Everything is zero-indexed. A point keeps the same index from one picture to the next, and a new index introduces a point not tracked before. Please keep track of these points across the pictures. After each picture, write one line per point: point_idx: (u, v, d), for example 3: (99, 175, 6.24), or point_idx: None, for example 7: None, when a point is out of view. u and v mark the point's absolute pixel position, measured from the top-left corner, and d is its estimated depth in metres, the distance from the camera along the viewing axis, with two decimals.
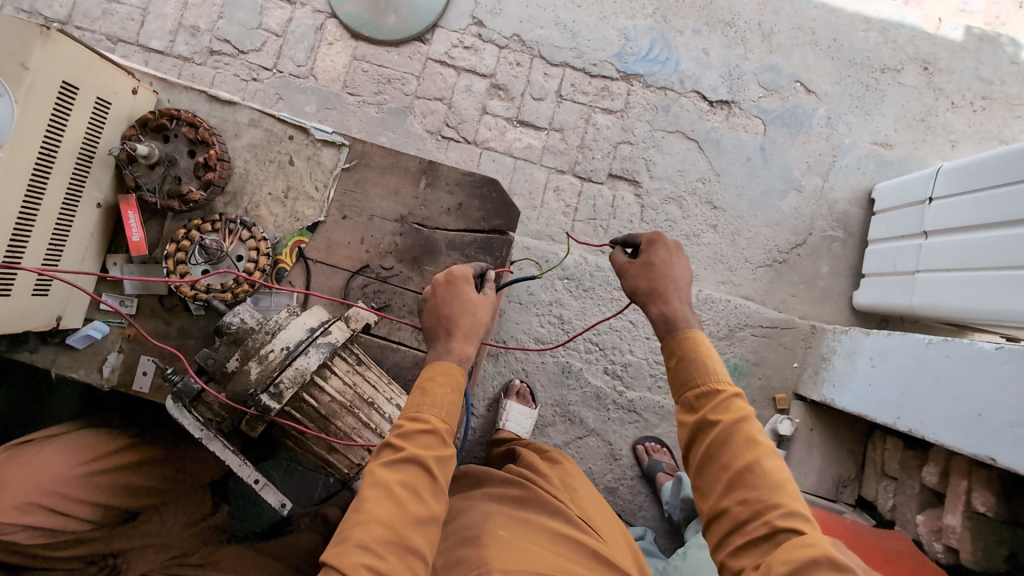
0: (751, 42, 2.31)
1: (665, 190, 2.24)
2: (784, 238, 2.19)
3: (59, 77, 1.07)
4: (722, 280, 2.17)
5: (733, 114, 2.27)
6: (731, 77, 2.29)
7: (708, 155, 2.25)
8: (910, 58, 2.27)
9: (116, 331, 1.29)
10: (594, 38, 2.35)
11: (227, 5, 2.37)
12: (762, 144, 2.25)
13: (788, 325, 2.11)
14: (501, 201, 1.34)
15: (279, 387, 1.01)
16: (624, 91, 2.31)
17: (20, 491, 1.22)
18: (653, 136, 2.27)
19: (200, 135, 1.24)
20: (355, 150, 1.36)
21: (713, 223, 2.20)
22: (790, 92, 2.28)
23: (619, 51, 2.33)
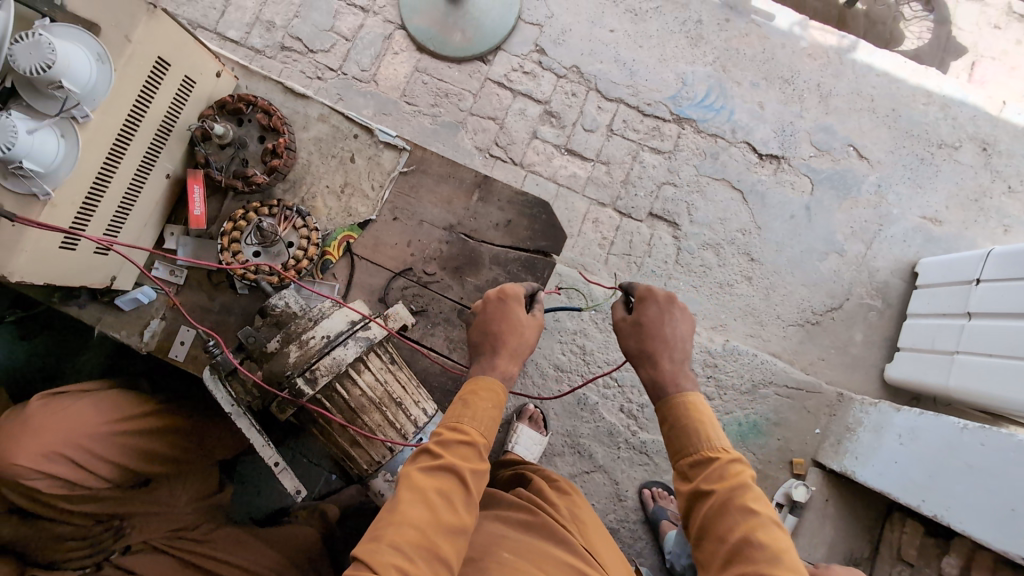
0: (808, 101, 2.32)
1: (704, 236, 2.23)
2: (819, 300, 2.16)
3: (155, 53, 1.13)
4: (751, 333, 2.14)
5: (781, 170, 2.27)
6: (784, 133, 2.30)
7: (751, 207, 2.25)
8: (969, 137, 2.25)
9: (161, 298, 1.34)
10: (652, 78, 2.39)
11: (303, 6, 2.49)
12: (808, 203, 2.24)
13: (815, 389, 2.05)
14: (550, 223, 1.35)
15: (314, 373, 1.03)
16: (674, 134, 2.34)
17: (51, 440, 1.25)
18: (698, 181, 2.28)
19: (273, 123, 1.29)
20: (414, 155, 1.38)
21: (748, 274, 2.19)
22: (842, 155, 2.27)
23: (675, 94, 2.37)
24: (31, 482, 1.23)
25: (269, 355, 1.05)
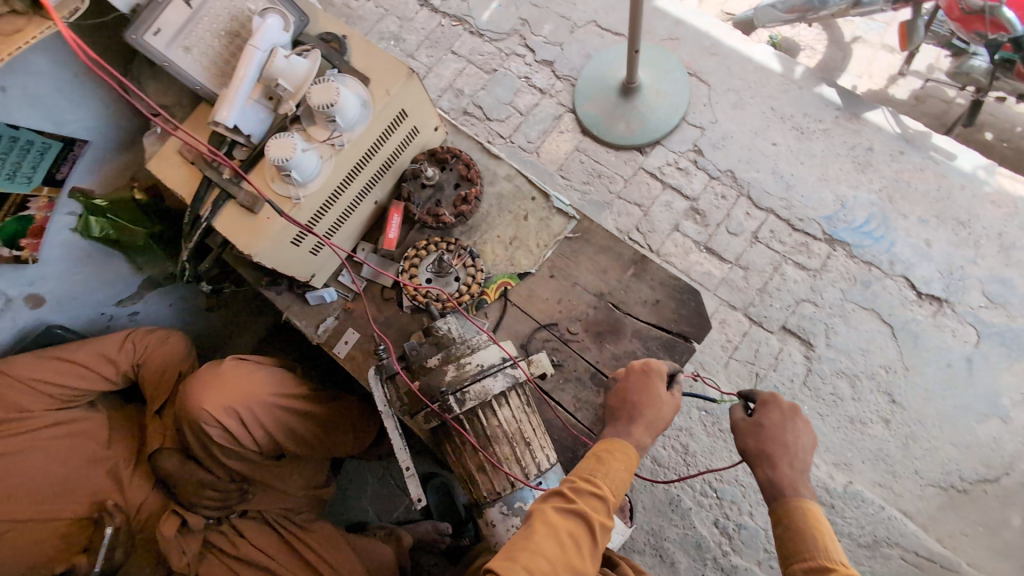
0: (985, 249, 2.17)
1: (840, 364, 2.12)
2: (970, 467, 1.92)
3: (402, 105, 1.35)
4: (879, 481, 1.95)
5: (942, 313, 2.12)
6: (951, 276, 2.16)
7: (900, 346, 2.09)
8: None
9: (340, 301, 1.54)
10: (808, 196, 2.39)
11: (491, 81, 2.87)
12: (970, 355, 2.04)
13: (949, 566, 1.81)
14: (698, 311, 1.39)
15: (464, 395, 1.14)
16: (824, 252, 2.29)
17: (235, 397, 1.45)
18: (842, 306, 2.19)
19: (471, 175, 1.49)
20: (580, 223, 1.50)
21: (887, 417, 2.01)
22: (1019, 313, 2.07)
23: (831, 215, 2.34)
24: (207, 429, 1.44)
25: (427, 369, 1.19)
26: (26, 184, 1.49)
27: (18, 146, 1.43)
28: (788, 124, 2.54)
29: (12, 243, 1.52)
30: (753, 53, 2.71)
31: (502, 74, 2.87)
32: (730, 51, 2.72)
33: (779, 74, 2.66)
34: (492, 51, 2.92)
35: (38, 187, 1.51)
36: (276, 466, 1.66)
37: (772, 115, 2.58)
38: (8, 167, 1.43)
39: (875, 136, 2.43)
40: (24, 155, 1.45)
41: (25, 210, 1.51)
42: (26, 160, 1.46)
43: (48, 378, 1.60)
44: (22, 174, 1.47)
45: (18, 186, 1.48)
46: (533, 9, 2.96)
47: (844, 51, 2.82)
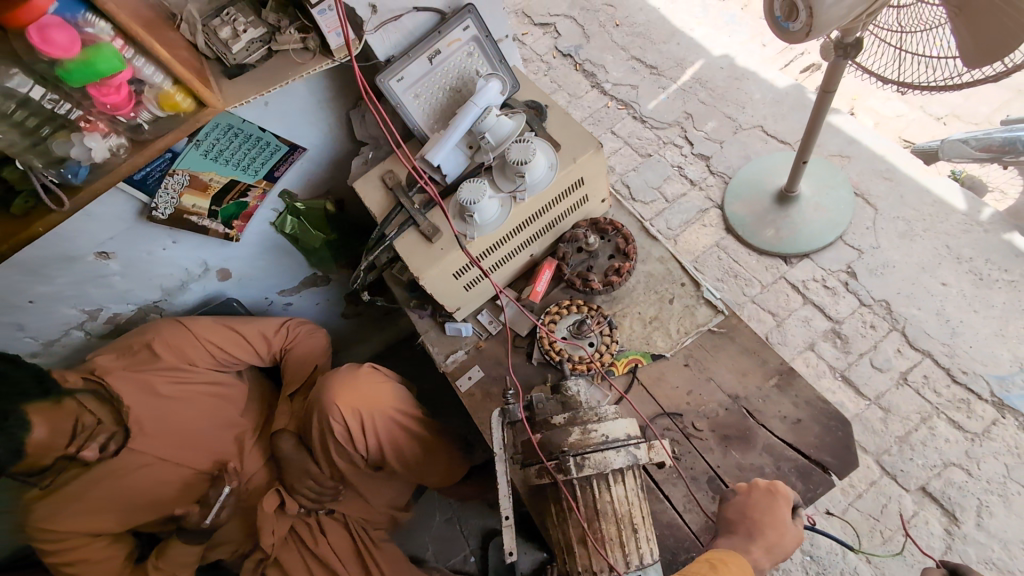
0: None
1: (987, 550, 1.97)
2: None
3: (583, 173, 1.45)
4: None
5: None
6: None
7: None
8: None
9: (473, 337, 1.62)
10: (980, 350, 2.23)
11: (643, 164, 2.98)
12: None
13: None
14: (843, 443, 1.28)
15: (584, 461, 1.12)
16: (989, 417, 2.14)
17: (365, 404, 1.54)
18: (1003, 485, 2.04)
19: (628, 249, 1.54)
20: (727, 319, 1.47)
21: None
22: None
23: (1004, 376, 2.17)
24: (333, 424, 1.53)
25: (552, 425, 1.20)
26: (252, 175, 1.73)
27: (258, 143, 1.68)
28: (963, 266, 2.36)
29: (226, 222, 1.78)
30: (934, 185, 2.54)
31: (656, 160, 2.97)
32: (907, 178, 2.58)
33: (961, 212, 2.47)
34: (651, 137, 3.04)
35: (259, 179, 1.76)
36: (372, 476, 1.73)
37: (945, 252, 2.40)
38: (247, 160, 1.68)
39: None
40: (260, 151, 1.70)
41: (244, 197, 1.76)
42: (259, 155, 1.71)
43: (214, 341, 1.78)
44: (252, 167, 1.71)
45: (247, 176, 1.72)
46: (700, 105, 3.05)
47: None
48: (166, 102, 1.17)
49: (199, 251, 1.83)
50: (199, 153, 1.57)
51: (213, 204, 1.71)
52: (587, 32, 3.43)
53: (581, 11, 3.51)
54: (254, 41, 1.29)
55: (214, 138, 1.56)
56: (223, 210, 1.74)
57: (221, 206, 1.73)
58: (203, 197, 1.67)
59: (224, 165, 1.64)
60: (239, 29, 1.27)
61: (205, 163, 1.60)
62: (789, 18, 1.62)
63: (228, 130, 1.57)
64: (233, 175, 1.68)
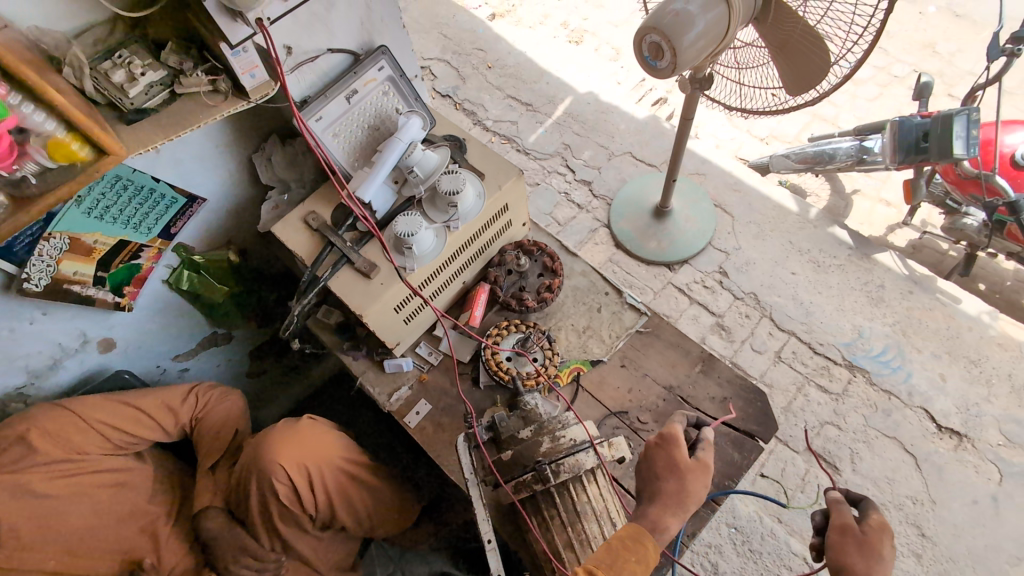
0: (998, 390, 2.49)
1: (866, 491, 2.35)
2: None
3: (507, 199, 1.53)
4: None
5: (963, 447, 2.40)
6: (969, 413, 2.46)
7: (925, 477, 2.36)
8: None
9: (415, 371, 1.62)
10: (828, 323, 2.68)
11: (534, 193, 3.18)
12: (995, 494, 2.31)
13: None
14: (763, 411, 1.47)
15: (560, 467, 1.17)
16: (844, 378, 2.56)
17: (312, 458, 1.43)
18: (865, 432, 2.45)
19: (554, 265, 1.62)
20: (650, 319, 1.62)
21: (920, 552, 2.25)
22: None
23: (849, 342, 2.63)
24: (276, 486, 1.39)
25: (520, 440, 1.23)
26: (145, 234, 1.57)
27: (151, 197, 1.52)
28: (804, 256, 2.84)
29: (117, 289, 1.61)
30: (771, 192, 3.04)
31: (544, 188, 3.19)
32: (751, 188, 3.06)
33: (795, 213, 2.97)
34: (536, 167, 3.27)
35: (152, 237, 1.60)
36: (319, 539, 1.60)
37: (790, 247, 2.88)
38: (138, 218, 1.52)
39: (884, 275, 2.78)
40: (153, 206, 1.54)
41: (136, 258, 1.59)
42: (153, 212, 1.55)
43: (108, 421, 1.55)
44: (144, 225, 1.55)
45: (138, 236, 1.56)
46: (575, 136, 3.35)
47: (846, 200, 3.21)
48: (58, 151, 1.03)
49: (77, 321, 1.60)
50: (79, 212, 1.40)
51: (100, 269, 1.53)
52: (462, 73, 3.62)
53: (454, 54, 3.70)
54: (153, 85, 1.19)
55: (99, 192, 1.40)
56: (112, 275, 1.56)
57: (109, 270, 1.55)
58: (86, 262, 1.49)
59: (110, 224, 1.47)
60: (136, 71, 1.17)
61: (87, 222, 1.43)
62: (656, 57, 1.89)
63: (116, 183, 1.41)
64: (122, 234, 1.51)
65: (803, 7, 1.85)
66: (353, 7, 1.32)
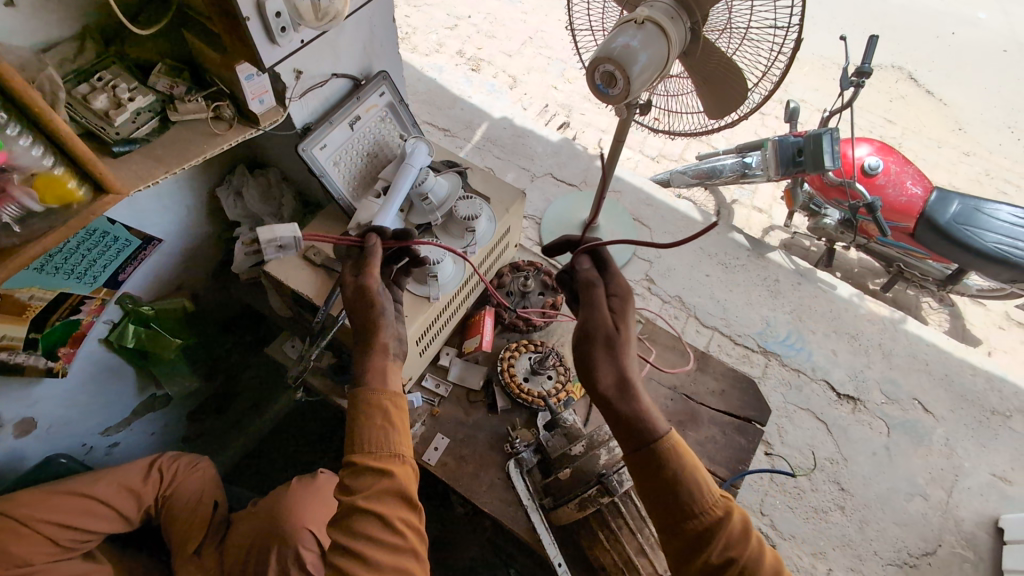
0: (873, 357, 2.75)
1: (796, 458, 2.52)
2: (914, 543, 2.36)
3: (511, 222, 1.55)
4: (852, 566, 2.31)
5: (858, 409, 2.62)
6: (857, 379, 2.69)
7: (835, 439, 2.56)
8: (1017, 408, 2.65)
9: (425, 406, 1.54)
10: (741, 317, 2.88)
11: None
12: (886, 443, 2.55)
13: None
14: (757, 397, 1.62)
15: (622, 475, 1.21)
16: (764, 364, 2.74)
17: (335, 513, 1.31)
18: (786, 408, 2.63)
19: (555, 284, 1.67)
20: (644, 326, 1.74)
21: (841, 503, 2.42)
22: (909, 406, 2.63)
23: (760, 331, 2.83)
24: (302, 551, 1.22)
25: (575, 456, 1.28)
26: (89, 283, 1.33)
27: (102, 242, 1.30)
28: (715, 260, 3.06)
29: (51, 352, 1.32)
30: (679, 206, 3.34)
31: None
32: (661, 203, 3.36)
33: (701, 222, 3.27)
34: None
35: (97, 287, 1.36)
36: None
37: (701, 253, 3.08)
38: (84, 266, 1.29)
39: (779, 270, 3.01)
40: (104, 251, 1.32)
41: (77, 313, 1.33)
42: (102, 257, 1.33)
43: (55, 518, 1.27)
44: (90, 273, 1.32)
45: (81, 286, 1.31)
46: (497, 160, 3.41)
47: (727, 208, 3.67)
48: (50, 190, 0.85)
49: None
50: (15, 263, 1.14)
51: (33, 330, 1.25)
52: None
53: None
54: (142, 111, 1.03)
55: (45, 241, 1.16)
56: (46, 336, 1.29)
57: (43, 330, 1.27)
58: (19, 324, 1.21)
59: (52, 276, 1.22)
60: (123, 96, 1.00)
61: (24, 276, 1.17)
62: (608, 85, 1.80)
63: None
64: (64, 286, 1.27)
65: (723, 37, 1.88)
66: (359, 30, 1.27)
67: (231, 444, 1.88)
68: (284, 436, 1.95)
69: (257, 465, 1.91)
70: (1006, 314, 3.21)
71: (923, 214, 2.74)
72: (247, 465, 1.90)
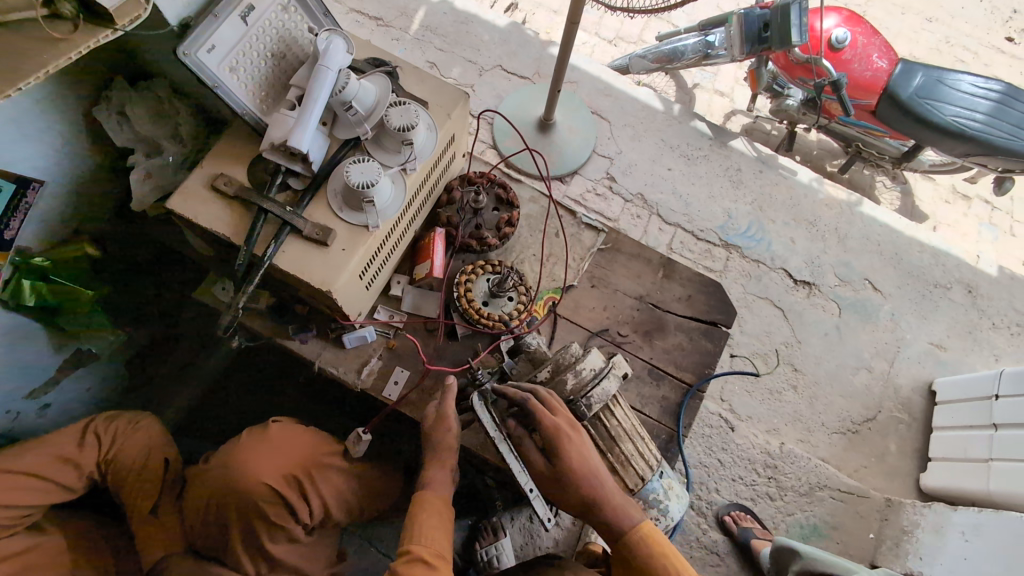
0: (830, 241, 2.77)
1: (753, 345, 2.58)
2: (857, 411, 2.52)
3: (454, 129, 1.34)
4: (800, 438, 2.47)
5: (813, 294, 2.68)
6: (813, 265, 2.72)
7: (791, 324, 2.63)
8: (958, 279, 2.76)
9: (380, 339, 1.45)
10: (703, 211, 2.80)
11: None
12: (837, 323, 2.64)
13: (864, 495, 2.33)
14: (723, 300, 1.58)
15: (590, 400, 1.17)
16: (725, 257, 2.74)
17: (288, 462, 1.27)
18: (746, 298, 2.66)
19: (511, 197, 1.54)
20: (608, 235, 1.63)
21: (794, 383, 2.54)
22: (861, 286, 2.70)
23: (723, 224, 2.78)
24: (263, 502, 1.22)
25: (540, 384, 1.20)
26: None
27: None
28: (677, 152, 2.91)
29: None
30: (638, 94, 3.03)
31: None
32: (621, 93, 3.02)
33: (662, 111, 3.00)
34: None
35: None
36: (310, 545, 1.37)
37: (662, 145, 2.93)
38: None
39: (741, 159, 2.91)
40: None
41: None
42: None
43: None
44: None
45: None
46: (439, 53, 3.04)
47: (689, 94, 3.46)
48: None
49: None
50: None
51: None
52: None
53: None
54: None
55: None
56: None
57: None
58: None
59: None
60: None
61: None
62: None
63: None
64: None
65: None
66: None
67: (179, 392, 1.77)
68: (238, 376, 1.85)
69: (211, 408, 1.82)
70: (953, 188, 3.23)
71: (885, 91, 2.62)
72: (200, 409, 1.81)
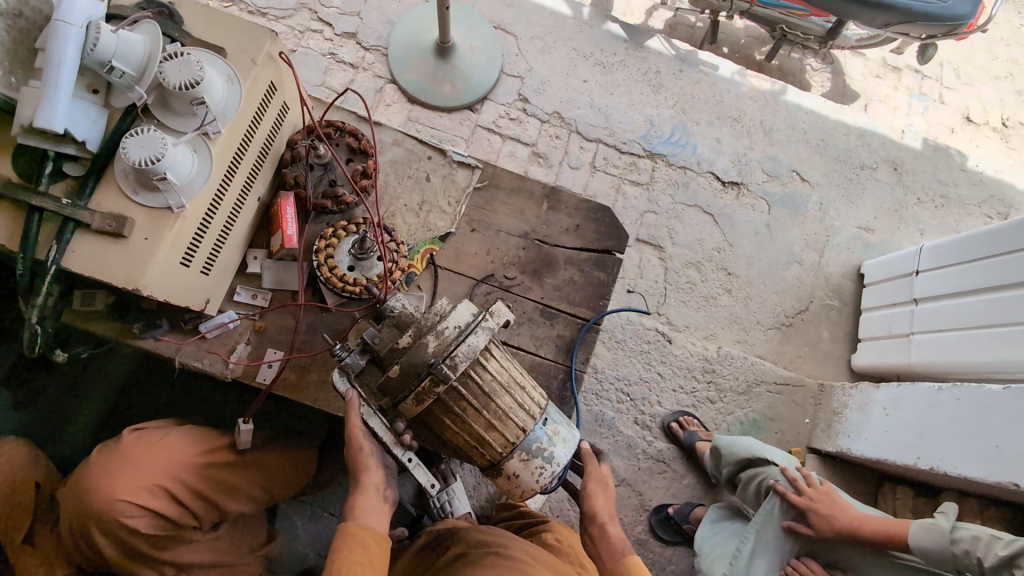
0: (755, 136, 2.65)
1: (686, 255, 2.45)
2: (789, 305, 2.44)
3: (271, 76, 1.16)
4: (738, 338, 2.38)
5: (742, 195, 2.57)
6: (739, 163, 2.61)
7: (722, 228, 2.51)
8: (883, 158, 2.69)
9: (245, 321, 1.33)
10: (624, 121, 2.62)
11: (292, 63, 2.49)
12: (767, 221, 2.55)
13: (798, 383, 2.30)
14: (614, 225, 1.48)
15: (455, 360, 1.07)
16: (650, 168, 2.57)
17: (154, 473, 1.19)
18: (675, 209, 2.52)
19: (363, 145, 1.36)
20: (484, 172, 1.49)
21: (728, 287, 2.43)
22: (788, 180, 2.61)
23: (646, 133, 2.61)
24: (129, 518, 1.17)
25: (402, 350, 1.10)
26: None
27: None
28: (590, 61, 2.68)
29: None
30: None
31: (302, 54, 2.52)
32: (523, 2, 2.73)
33: (570, 17, 2.73)
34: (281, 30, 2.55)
35: None
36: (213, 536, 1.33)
37: (575, 55, 2.68)
38: None
39: (658, 60, 2.72)
40: None
41: None
42: None
43: None
44: None
45: None
46: None
47: None
48: None
49: None
50: None
51: None
52: None
53: None
54: None
55: None
56: None
57: None
58: None
59: None
60: None
61: None
62: None
63: None
64: None
65: None
66: None
67: None
68: (125, 378, 1.71)
69: (102, 416, 1.69)
70: (883, 61, 3.00)
71: None
72: (89, 418, 1.68)
